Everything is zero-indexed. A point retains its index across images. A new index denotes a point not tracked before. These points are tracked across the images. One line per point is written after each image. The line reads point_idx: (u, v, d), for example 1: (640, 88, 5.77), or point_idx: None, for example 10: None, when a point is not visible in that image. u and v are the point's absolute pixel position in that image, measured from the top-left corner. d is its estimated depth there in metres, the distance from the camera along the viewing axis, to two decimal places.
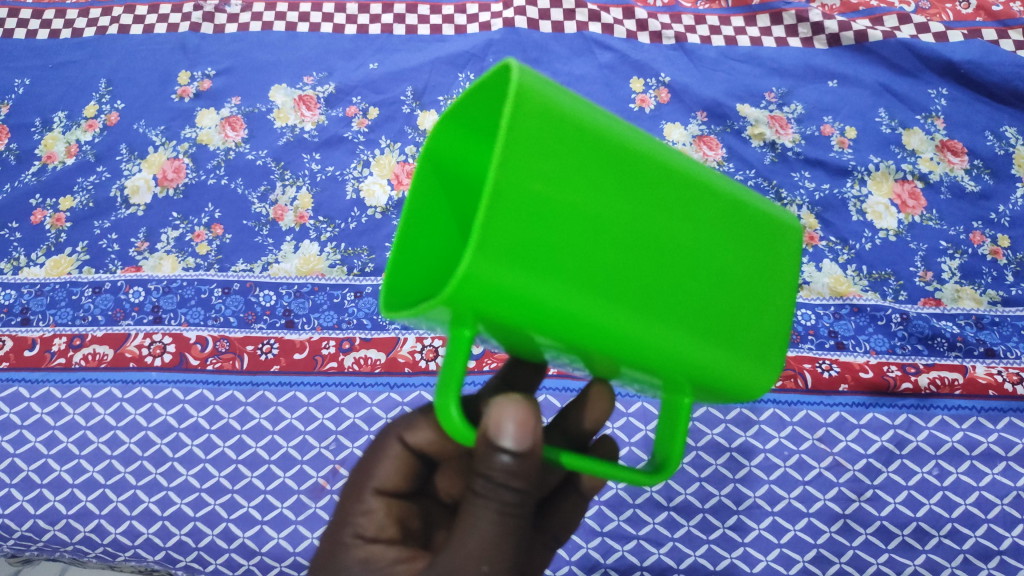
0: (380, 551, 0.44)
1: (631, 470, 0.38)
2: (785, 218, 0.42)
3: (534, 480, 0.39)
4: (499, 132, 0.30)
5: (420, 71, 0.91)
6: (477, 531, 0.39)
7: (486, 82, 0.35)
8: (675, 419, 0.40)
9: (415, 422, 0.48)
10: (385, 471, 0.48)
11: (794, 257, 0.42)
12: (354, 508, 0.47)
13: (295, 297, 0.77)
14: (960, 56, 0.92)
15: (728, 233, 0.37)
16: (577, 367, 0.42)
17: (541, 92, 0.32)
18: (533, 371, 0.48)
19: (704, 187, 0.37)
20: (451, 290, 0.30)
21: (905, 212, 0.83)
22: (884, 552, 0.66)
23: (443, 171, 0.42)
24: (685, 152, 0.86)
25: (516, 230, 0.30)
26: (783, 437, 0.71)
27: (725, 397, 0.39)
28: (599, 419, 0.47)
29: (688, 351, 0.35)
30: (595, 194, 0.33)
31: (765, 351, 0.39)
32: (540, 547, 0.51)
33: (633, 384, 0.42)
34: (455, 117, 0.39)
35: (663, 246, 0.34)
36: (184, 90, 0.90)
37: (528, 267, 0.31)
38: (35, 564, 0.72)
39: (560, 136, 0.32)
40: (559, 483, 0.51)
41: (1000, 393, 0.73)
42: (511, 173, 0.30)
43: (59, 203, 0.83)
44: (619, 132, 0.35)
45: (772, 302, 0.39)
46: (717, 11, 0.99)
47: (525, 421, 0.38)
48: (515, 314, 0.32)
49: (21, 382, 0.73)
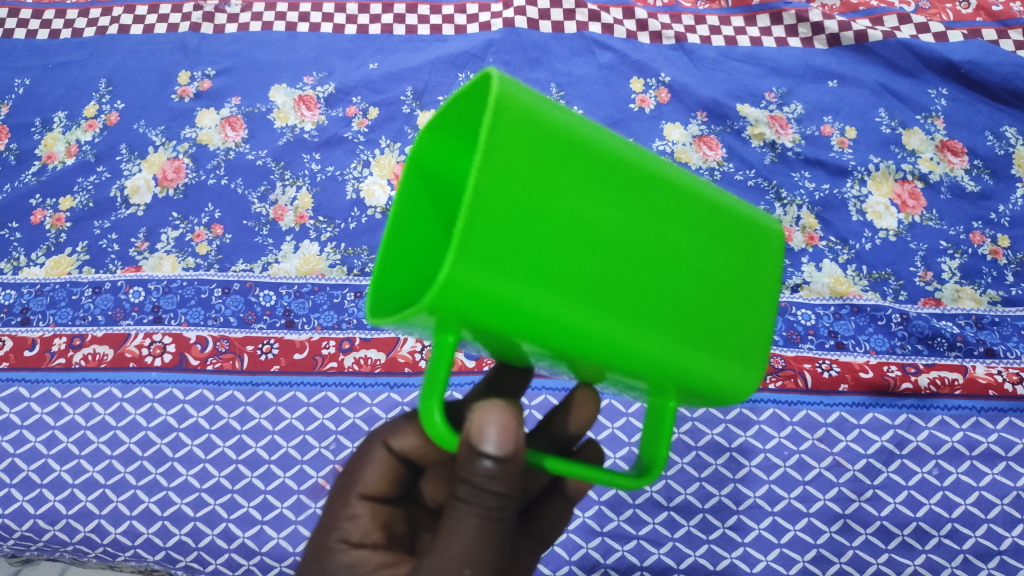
0: (365, 556, 0.45)
1: (617, 474, 0.38)
2: (769, 224, 0.42)
3: (517, 485, 0.39)
4: (480, 140, 0.30)
5: (420, 71, 0.91)
6: (460, 535, 0.39)
7: (469, 90, 0.35)
8: (661, 423, 0.40)
9: (400, 427, 0.48)
10: (371, 476, 0.48)
11: (778, 259, 0.42)
12: (339, 513, 0.47)
13: (295, 297, 0.77)
14: (960, 56, 0.92)
15: (712, 238, 0.38)
16: (563, 372, 0.42)
17: (521, 99, 0.32)
18: (519, 375, 0.48)
19: (687, 193, 0.37)
20: (433, 295, 0.30)
21: (905, 212, 0.83)
22: (884, 552, 0.66)
23: (429, 177, 0.42)
24: (684, 152, 0.86)
25: (497, 236, 0.30)
26: (783, 437, 0.71)
27: (712, 402, 0.39)
28: (585, 423, 0.47)
29: (673, 357, 0.35)
30: (578, 199, 0.33)
31: (752, 356, 0.39)
32: (526, 551, 0.51)
33: (619, 388, 0.42)
34: (439, 125, 0.39)
35: (648, 252, 0.35)
36: (184, 90, 0.90)
37: (511, 274, 0.31)
38: (35, 564, 0.72)
39: (541, 141, 0.32)
40: (545, 486, 0.51)
41: (1000, 393, 0.73)
42: (492, 179, 0.30)
43: (59, 203, 0.83)
44: (599, 138, 0.35)
45: (756, 305, 0.39)
46: (717, 11, 0.99)
47: (507, 426, 0.38)
48: (498, 321, 0.32)
49: (21, 382, 0.73)
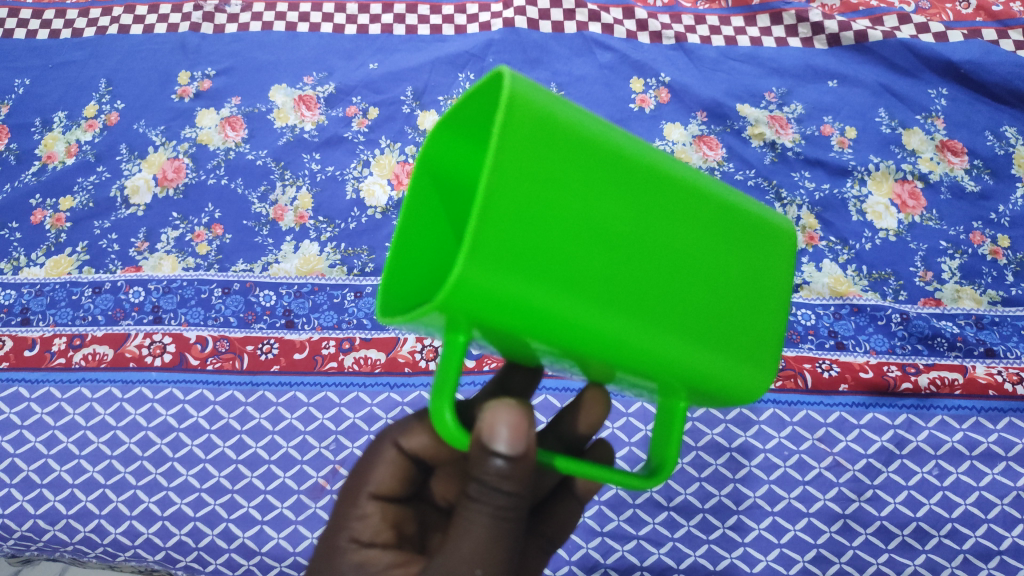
0: (375, 556, 0.44)
1: (627, 474, 0.38)
2: (780, 222, 0.42)
3: (527, 484, 0.39)
4: (491, 139, 0.30)
5: (419, 71, 0.91)
6: (471, 535, 0.39)
7: (479, 90, 0.35)
8: (671, 423, 0.40)
9: (410, 427, 0.48)
10: (380, 475, 0.48)
11: (788, 258, 0.41)
12: (349, 513, 0.47)
13: (295, 297, 0.77)
14: (960, 56, 0.92)
15: (721, 237, 0.37)
16: (574, 372, 0.42)
17: (531, 97, 0.32)
18: (528, 375, 0.48)
19: (697, 191, 0.37)
20: (444, 296, 0.30)
21: (905, 212, 0.83)
22: (884, 552, 0.66)
23: (439, 176, 0.42)
24: (684, 152, 0.86)
25: (508, 235, 0.30)
26: (783, 437, 0.71)
27: (721, 402, 0.39)
28: (594, 424, 0.47)
29: (684, 357, 0.35)
30: (590, 198, 0.33)
31: (762, 356, 0.38)
32: (535, 551, 0.51)
33: (629, 388, 0.42)
34: (450, 123, 0.39)
35: (656, 251, 0.34)
36: (184, 90, 0.90)
37: (521, 273, 0.31)
38: (36, 565, 0.72)
39: (551, 140, 0.32)
40: (554, 486, 0.52)
41: (1000, 393, 0.73)
42: (501, 178, 0.30)
43: (59, 203, 0.83)
44: (608, 136, 0.35)
45: (765, 304, 0.39)
46: (717, 11, 0.99)
47: (519, 426, 0.38)
48: (509, 320, 0.32)
49: (21, 382, 0.73)
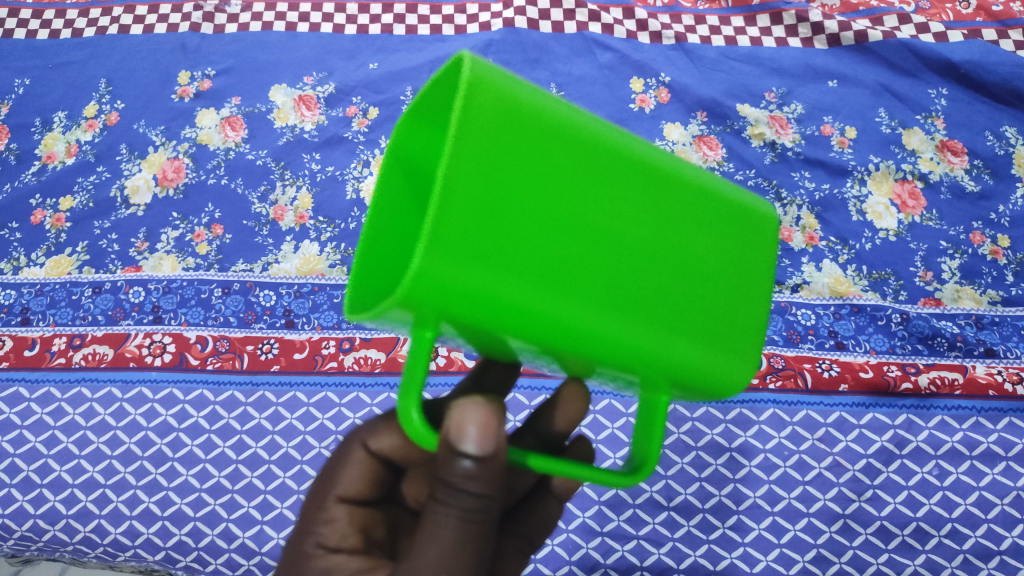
0: (342, 561, 0.44)
1: (605, 473, 0.37)
2: (758, 207, 0.41)
3: (497, 485, 0.39)
4: (451, 126, 0.30)
5: (419, 71, 0.91)
6: (437, 538, 0.39)
7: (443, 76, 0.35)
8: (653, 419, 0.40)
9: (378, 428, 0.48)
10: (348, 477, 0.48)
11: (767, 245, 0.41)
12: (316, 517, 0.47)
13: (295, 297, 0.77)
14: (960, 57, 0.92)
15: (694, 225, 0.37)
16: (554, 368, 0.42)
17: (494, 82, 0.32)
18: (505, 371, 0.48)
19: (670, 179, 0.37)
20: (406, 288, 0.30)
21: (905, 212, 0.83)
22: (884, 552, 0.66)
23: (409, 170, 0.42)
24: (684, 152, 0.86)
25: (469, 228, 0.30)
26: (783, 437, 0.71)
27: (702, 394, 0.39)
28: (572, 420, 0.47)
29: (658, 347, 0.35)
30: (557, 188, 0.33)
31: (742, 346, 0.38)
32: (514, 552, 0.50)
33: (610, 383, 0.42)
34: (418, 113, 0.39)
35: (626, 240, 0.34)
36: (184, 90, 0.90)
37: (485, 264, 0.31)
38: (35, 565, 0.72)
39: (513, 127, 0.32)
40: (532, 486, 0.52)
41: (1000, 393, 0.73)
42: (461, 167, 0.30)
43: (59, 203, 0.83)
44: (575, 121, 0.34)
45: (743, 292, 0.39)
46: (717, 11, 0.99)
47: (488, 424, 0.38)
48: (475, 312, 0.32)
49: (21, 382, 0.73)
